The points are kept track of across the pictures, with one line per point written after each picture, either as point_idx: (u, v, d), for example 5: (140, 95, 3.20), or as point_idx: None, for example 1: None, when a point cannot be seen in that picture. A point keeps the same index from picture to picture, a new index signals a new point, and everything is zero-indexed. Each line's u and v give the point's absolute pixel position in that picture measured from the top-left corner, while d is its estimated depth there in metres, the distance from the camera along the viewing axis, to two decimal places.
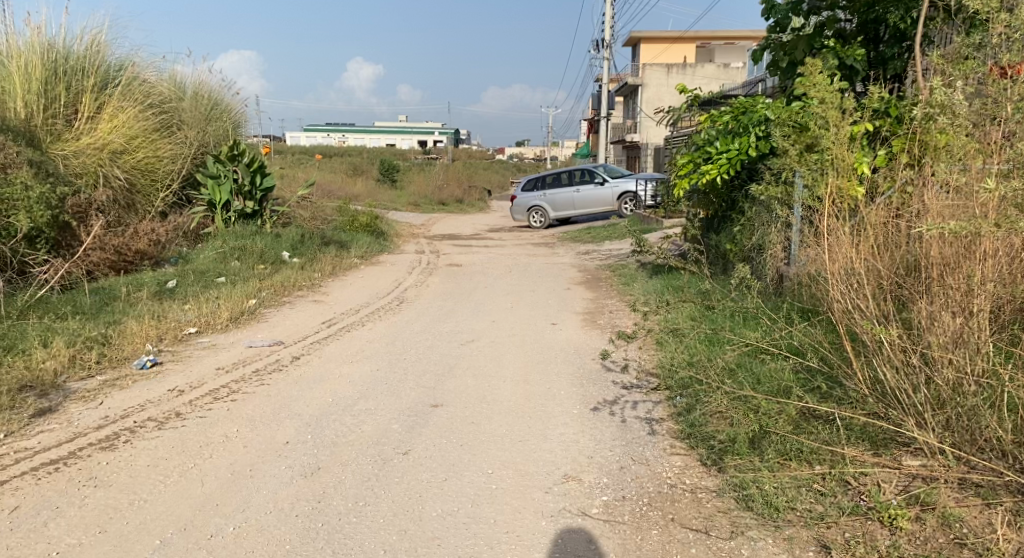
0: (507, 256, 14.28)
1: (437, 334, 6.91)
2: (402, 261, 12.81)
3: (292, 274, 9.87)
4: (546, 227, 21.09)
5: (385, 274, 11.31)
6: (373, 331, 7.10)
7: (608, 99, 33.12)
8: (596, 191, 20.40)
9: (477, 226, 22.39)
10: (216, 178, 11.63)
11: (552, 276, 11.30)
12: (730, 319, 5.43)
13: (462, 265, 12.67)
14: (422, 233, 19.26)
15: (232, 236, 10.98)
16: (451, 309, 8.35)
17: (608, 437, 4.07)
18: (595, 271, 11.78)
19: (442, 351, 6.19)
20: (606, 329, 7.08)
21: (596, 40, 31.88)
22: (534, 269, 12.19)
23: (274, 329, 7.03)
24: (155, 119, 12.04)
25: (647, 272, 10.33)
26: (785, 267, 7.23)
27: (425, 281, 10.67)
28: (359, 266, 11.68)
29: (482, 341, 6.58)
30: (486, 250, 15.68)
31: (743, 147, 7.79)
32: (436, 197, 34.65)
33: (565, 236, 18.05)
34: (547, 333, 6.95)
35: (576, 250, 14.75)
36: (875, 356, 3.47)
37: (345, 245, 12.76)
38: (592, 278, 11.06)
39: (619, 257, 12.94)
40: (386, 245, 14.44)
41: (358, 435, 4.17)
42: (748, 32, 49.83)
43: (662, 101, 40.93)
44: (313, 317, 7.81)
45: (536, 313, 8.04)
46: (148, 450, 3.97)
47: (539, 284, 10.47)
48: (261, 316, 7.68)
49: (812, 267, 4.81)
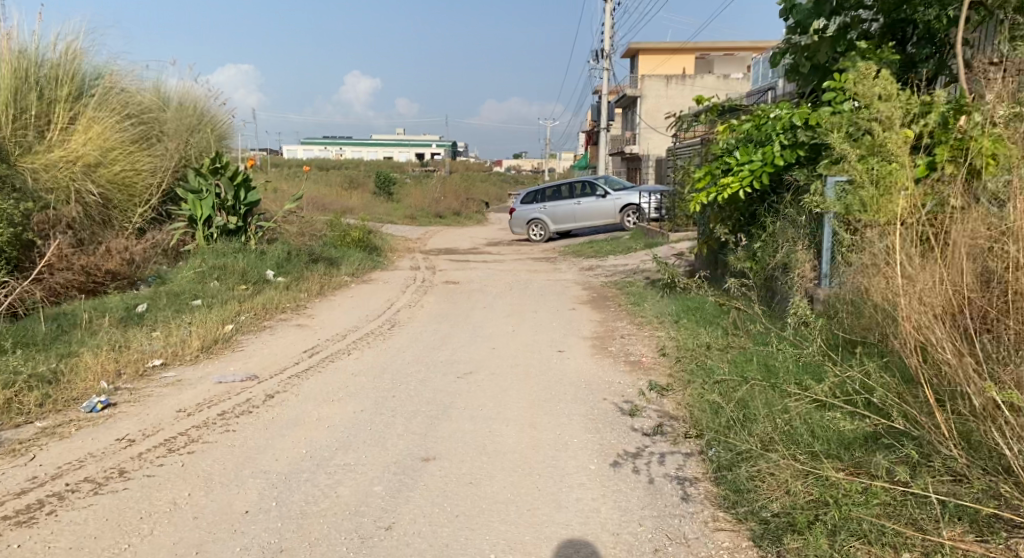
0: (506, 272, 13.61)
1: (431, 364, 6.22)
2: (396, 278, 12.14)
3: (275, 295, 9.18)
4: (546, 241, 20.45)
5: (377, 293, 10.64)
6: (359, 361, 6.40)
7: (608, 111, 32.56)
8: (597, 204, 19.75)
9: (475, 240, 21.71)
10: (198, 192, 10.97)
11: (554, 294, 10.61)
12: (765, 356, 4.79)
13: (459, 283, 12.00)
14: (418, 248, 18.61)
15: (213, 254, 10.29)
16: (447, 334, 7.65)
17: (634, 505, 3.39)
18: (601, 288, 11.09)
19: (436, 387, 5.49)
20: (618, 358, 6.39)
21: (594, 50, 31.36)
22: (536, 286, 11.50)
23: (249, 361, 6.33)
24: (134, 131, 11.35)
25: (658, 292, 9.68)
26: (814, 289, 6.61)
27: (420, 301, 9.98)
28: (349, 284, 11.01)
29: (482, 373, 5.89)
30: (484, 265, 15.00)
31: (767, 158, 7.13)
32: (433, 210, 34.04)
33: (566, 250, 17.38)
34: (553, 362, 6.27)
35: (578, 266, 14.07)
36: (981, 418, 2.79)
37: (335, 262, 12.08)
38: (597, 296, 10.37)
39: (625, 273, 12.28)
40: (379, 262, 13.77)
41: (333, 503, 3.49)
42: (747, 43, 49.49)
43: (662, 112, 40.42)
44: (296, 345, 7.11)
45: (540, 338, 7.34)
46: (74, 525, 3.26)
47: (541, 303, 9.78)
48: (237, 344, 6.98)
49: (869, 297, 4.17)
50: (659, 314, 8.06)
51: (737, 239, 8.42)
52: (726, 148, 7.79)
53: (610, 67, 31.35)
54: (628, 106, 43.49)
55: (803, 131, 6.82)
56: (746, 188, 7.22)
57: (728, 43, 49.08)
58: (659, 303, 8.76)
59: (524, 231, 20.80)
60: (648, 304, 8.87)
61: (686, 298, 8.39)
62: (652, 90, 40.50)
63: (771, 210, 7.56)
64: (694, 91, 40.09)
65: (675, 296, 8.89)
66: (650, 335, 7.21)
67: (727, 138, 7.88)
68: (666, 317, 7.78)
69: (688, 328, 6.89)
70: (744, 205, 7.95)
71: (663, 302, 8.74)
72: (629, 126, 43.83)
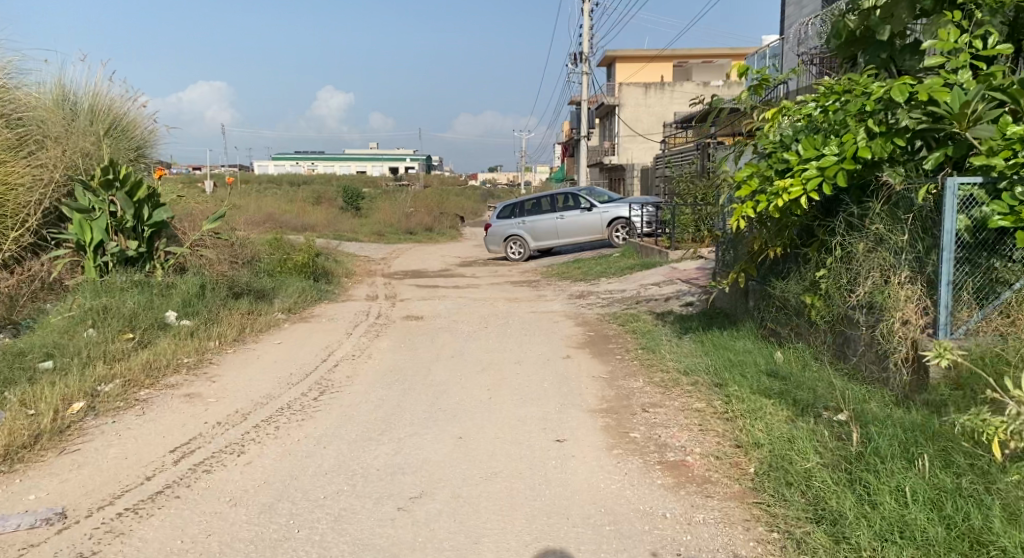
0: (481, 301, 11.42)
1: (360, 478, 3.97)
2: (343, 314, 9.87)
3: (170, 348, 6.87)
4: (526, 259, 18.33)
5: (316, 336, 8.40)
6: (249, 472, 4.11)
7: (589, 118, 30.49)
8: (582, 217, 17.64)
9: (446, 259, 19.47)
10: (86, 210, 8.58)
11: (542, 334, 8.42)
12: (943, 523, 2.79)
13: (422, 318, 9.76)
14: (380, 270, 16.32)
15: (100, 288, 7.92)
16: (399, 408, 5.42)
17: None
18: (598, 325, 8.93)
19: (358, 536, 3.28)
20: (648, 458, 4.21)
21: (574, 53, 29.35)
22: (518, 322, 9.31)
23: (75, 476, 4.01)
24: (8, 134, 8.80)
25: (679, 336, 7.58)
26: (926, 342, 4.61)
27: (369, 347, 7.74)
28: (281, 325, 8.75)
29: (438, 499, 3.66)
30: (455, 291, 12.79)
31: (845, 149, 5.01)
32: (404, 226, 31.81)
33: (550, 271, 15.23)
34: (550, 468, 4.06)
35: (566, 291, 11.92)
36: None
37: (267, 296, 9.78)
38: (597, 338, 8.20)
39: (623, 303, 10.16)
40: (327, 292, 11.50)
41: None
42: (727, 50, 48.07)
43: (642, 121, 38.68)
44: (168, 434, 4.78)
45: (529, 414, 5.14)
46: None
47: (526, 349, 7.57)
48: (74, 438, 4.63)
49: None
50: (692, 367, 5.99)
51: (788, 265, 6.40)
52: (779, 142, 5.69)
53: (589, 71, 29.41)
54: (608, 115, 41.68)
55: (907, 112, 4.71)
56: (814, 193, 5.10)
57: (706, 49, 47.46)
58: (686, 353, 6.70)
59: (502, 249, 18.63)
60: (671, 354, 6.78)
61: (721, 350, 6.33)
62: (631, 97, 38.71)
63: (845, 225, 5.49)
64: (676, 97, 38.36)
65: (706, 344, 6.83)
66: (688, 410, 5.05)
67: (776, 128, 5.79)
68: (704, 376, 5.68)
69: (745, 405, 4.78)
70: (802, 219, 5.89)
71: (692, 352, 6.67)
72: (608, 135, 42.00)
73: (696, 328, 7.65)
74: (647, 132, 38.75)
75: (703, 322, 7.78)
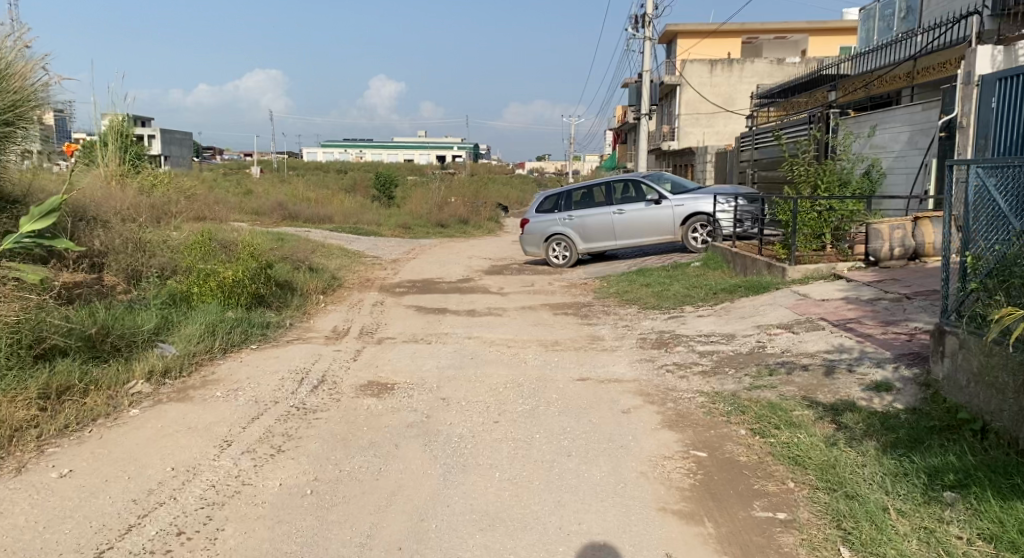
0: (504, 346, 7.24)
1: None
2: (262, 376, 5.82)
3: None
4: (573, 266, 14.09)
5: (164, 446, 4.33)
6: None
7: (649, 95, 25.86)
8: (649, 213, 13.27)
9: (471, 263, 15.35)
10: None
11: (604, 460, 4.18)
12: None
13: (391, 389, 5.66)
14: (377, 280, 12.25)
15: None
16: None
17: None
18: (709, 429, 4.69)
19: None
20: None
21: (634, 16, 24.89)
22: (557, 411, 5.11)
23: None
24: None
25: (936, 509, 3.30)
26: None
27: (239, 497, 3.64)
28: (116, 417, 4.73)
29: None
30: (467, 321, 8.66)
31: None
32: (435, 217, 27.75)
33: (605, 288, 10.99)
34: None
35: (637, 332, 7.65)
36: None
37: (132, 347, 5.78)
38: (718, 478, 3.95)
39: (738, 369, 5.88)
40: (264, 327, 7.46)
41: None
42: (804, 25, 42.60)
43: (708, 101, 33.92)
44: None
45: None
46: None
47: (570, 526, 3.35)
48: None
49: None
50: None
51: None
52: None
53: (649, 38, 24.69)
54: (669, 93, 36.92)
55: None
56: None
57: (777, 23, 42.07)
58: None
59: (542, 252, 14.43)
60: None
61: None
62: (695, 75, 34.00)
63: None
64: (747, 74, 33.52)
65: None
66: None
67: None
68: None
69: None
70: None
71: None
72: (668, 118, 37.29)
73: (973, 489, 3.34)
74: (713, 114, 33.97)
75: (979, 470, 3.47)
